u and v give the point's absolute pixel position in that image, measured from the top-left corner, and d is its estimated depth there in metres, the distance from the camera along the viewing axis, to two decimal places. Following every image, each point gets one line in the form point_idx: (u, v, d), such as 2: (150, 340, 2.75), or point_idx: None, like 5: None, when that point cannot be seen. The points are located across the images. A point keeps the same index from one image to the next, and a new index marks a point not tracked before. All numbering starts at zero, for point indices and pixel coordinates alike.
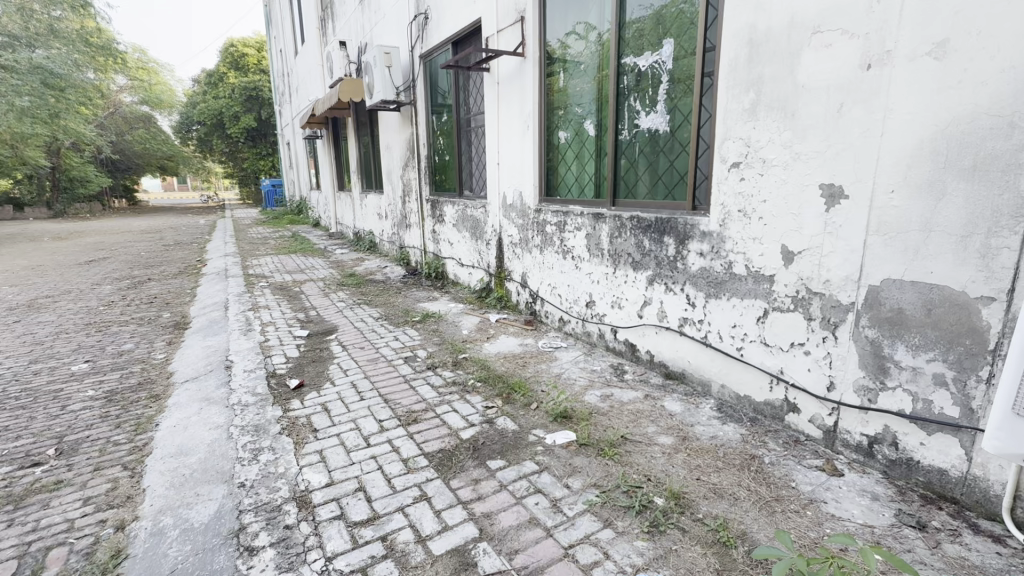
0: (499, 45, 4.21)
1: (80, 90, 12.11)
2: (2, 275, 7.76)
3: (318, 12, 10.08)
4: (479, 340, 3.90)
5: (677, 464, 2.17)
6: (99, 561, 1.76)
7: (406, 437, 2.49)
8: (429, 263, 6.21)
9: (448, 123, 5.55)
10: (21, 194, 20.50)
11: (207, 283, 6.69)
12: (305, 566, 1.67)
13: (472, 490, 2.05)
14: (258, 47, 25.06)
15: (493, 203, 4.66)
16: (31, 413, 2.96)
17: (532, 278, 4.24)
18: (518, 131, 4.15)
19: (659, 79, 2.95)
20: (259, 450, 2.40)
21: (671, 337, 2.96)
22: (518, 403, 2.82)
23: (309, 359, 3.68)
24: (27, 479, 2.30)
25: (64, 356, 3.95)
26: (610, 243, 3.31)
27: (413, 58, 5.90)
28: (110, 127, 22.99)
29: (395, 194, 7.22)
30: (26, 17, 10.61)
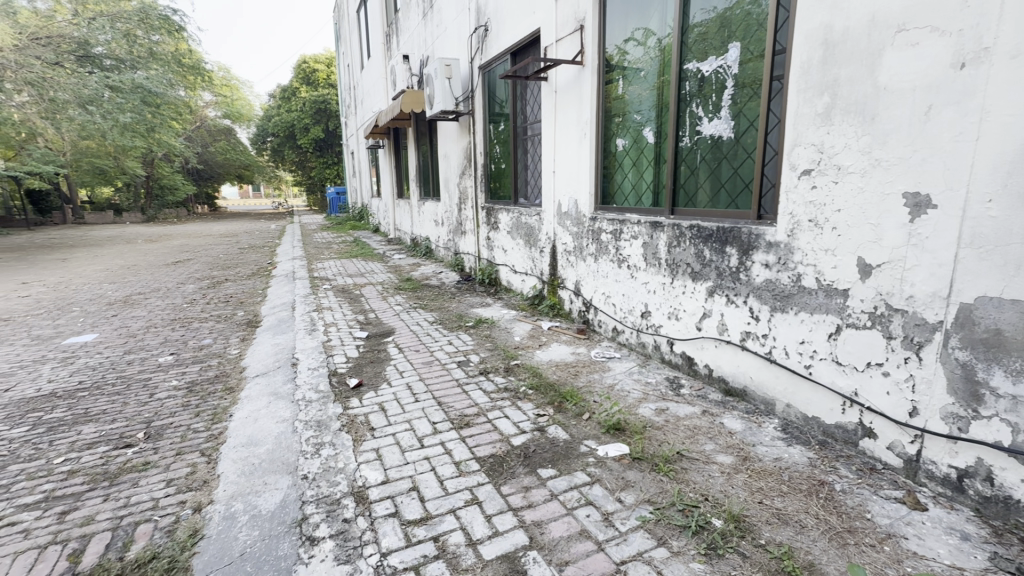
0: (558, 53, 4.23)
1: (172, 107, 13.31)
2: (104, 272, 8.78)
3: (384, 27, 10.55)
4: (531, 347, 3.91)
5: (737, 486, 2.07)
6: (179, 539, 1.91)
7: (458, 441, 2.53)
8: (483, 269, 6.30)
9: (504, 131, 5.63)
10: (121, 201, 22.82)
11: (277, 284, 7.14)
12: (362, 560, 1.73)
13: (523, 497, 2.05)
14: (327, 63, 26.40)
15: (548, 210, 4.67)
16: (125, 399, 3.28)
17: (586, 287, 4.21)
18: (574, 139, 4.14)
19: (723, 83, 2.85)
20: (321, 445, 2.53)
21: (732, 351, 2.84)
22: (570, 412, 2.80)
23: (367, 359, 3.83)
24: (120, 458, 2.54)
25: (153, 348, 4.34)
26: (668, 252, 3.22)
27: (473, 69, 6.05)
28: (196, 139, 25.12)
29: (452, 201, 7.39)
30: (131, 42, 11.68)
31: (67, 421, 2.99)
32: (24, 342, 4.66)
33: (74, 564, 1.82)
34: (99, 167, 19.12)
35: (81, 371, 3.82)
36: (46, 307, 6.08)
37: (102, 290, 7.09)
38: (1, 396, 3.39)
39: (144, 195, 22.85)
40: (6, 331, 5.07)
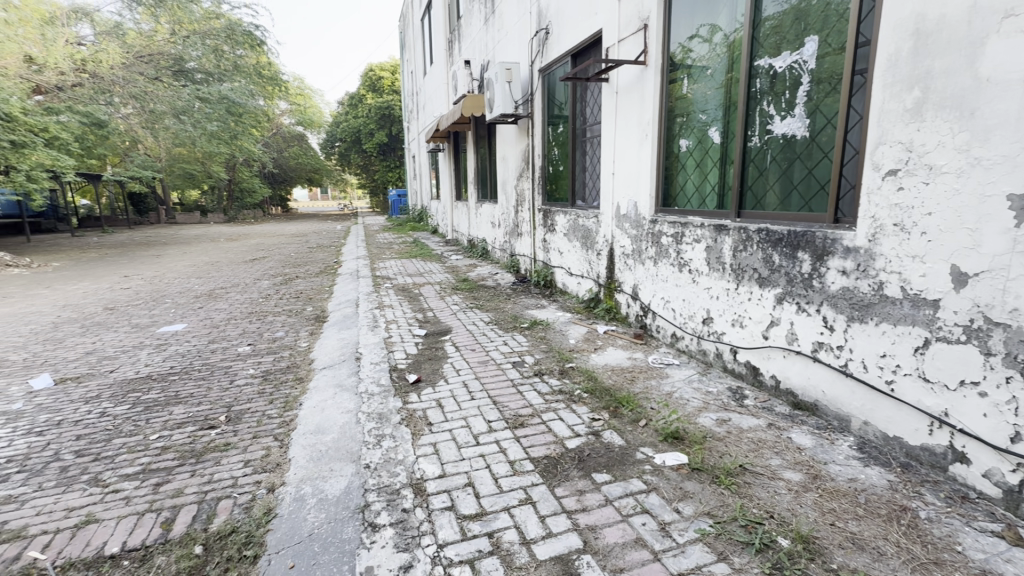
0: (619, 53, 4.17)
1: (253, 115, 14.36)
2: (191, 268, 9.51)
3: (447, 34, 10.84)
4: (586, 350, 3.88)
5: (806, 505, 1.95)
6: (255, 515, 2.07)
7: (512, 440, 2.56)
8: (539, 271, 6.31)
9: (563, 134, 5.62)
10: (207, 203, 24.84)
11: (342, 282, 7.52)
12: (420, 549, 1.80)
13: (577, 500, 2.04)
14: (392, 70, 27.27)
15: (606, 212, 4.61)
16: (210, 384, 3.58)
17: (644, 291, 4.11)
18: (635, 140, 4.07)
19: (798, 80, 2.70)
20: (382, 436, 2.64)
21: (802, 362, 2.69)
22: (626, 418, 2.75)
23: (426, 356, 3.95)
24: (205, 438, 2.78)
25: (232, 338, 4.71)
26: (733, 257, 3.09)
27: (533, 72, 6.09)
28: (273, 145, 26.88)
29: (509, 204, 7.47)
30: (218, 57, 12.83)
31: (160, 401, 3.31)
32: (126, 329, 5.20)
33: (166, 531, 2.01)
34: (189, 172, 20.92)
35: (172, 357, 4.21)
36: (144, 299, 6.74)
37: (190, 285, 7.77)
38: (107, 377, 3.80)
39: (226, 198, 24.77)
40: (112, 318, 5.68)
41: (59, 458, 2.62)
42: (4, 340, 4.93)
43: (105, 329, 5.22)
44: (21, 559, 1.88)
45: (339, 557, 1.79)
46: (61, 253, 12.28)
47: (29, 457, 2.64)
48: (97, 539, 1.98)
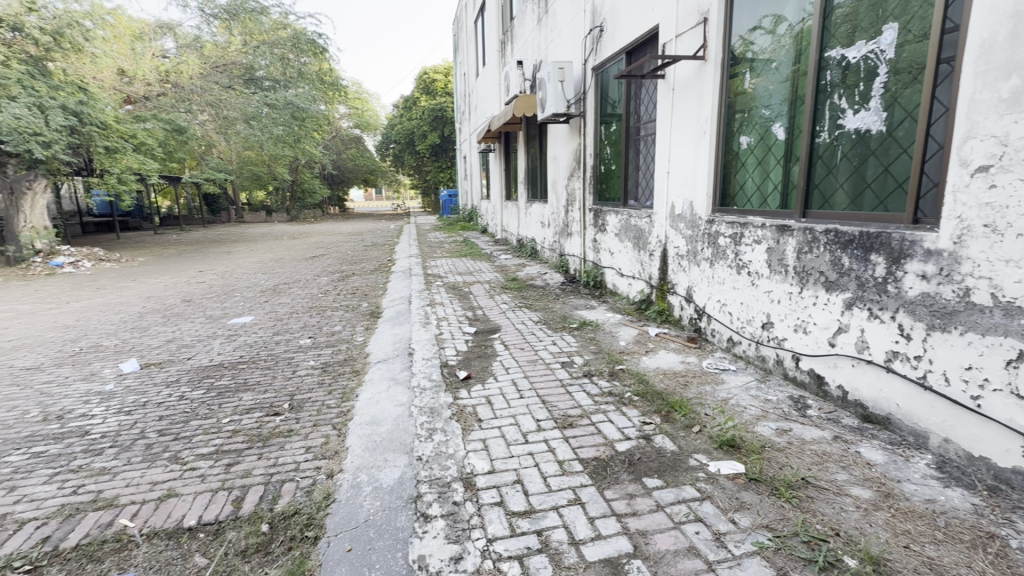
0: (676, 49, 4.07)
1: (315, 120, 15.04)
2: (258, 265, 10.06)
3: (500, 35, 10.94)
4: (636, 352, 3.81)
5: (876, 524, 1.83)
6: (315, 499, 2.18)
7: (561, 440, 2.56)
8: (589, 271, 6.25)
9: (616, 132, 5.54)
10: (273, 203, 26.34)
11: (395, 279, 7.76)
12: (469, 542, 1.83)
13: (627, 504, 2.01)
14: (446, 71, 27.63)
15: (660, 212, 4.51)
16: (275, 373, 3.81)
17: (699, 293, 3.98)
18: (692, 138, 3.95)
19: (874, 71, 2.53)
20: (434, 430, 2.71)
21: (873, 372, 2.52)
22: (678, 423, 2.68)
23: (475, 353, 4.01)
24: (271, 424, 2.95)
25: (295, 331, 4.97)
26: (797, 259, 2.94)
27: (587, 71, 6.04)
28: (332, 147, 28.07)
29: (559, 203, 7.45)
30: (284, 65, 13.55)
31: (231, 388, 3.55)
32: (201, 320, 5.61)
33: (236, 509, 2.15)
34: (256, 173, 22.21)
35: (241, 347, 4.50)
36: (216, 292, 7.23)
37: (257, 280, 8.26)
38: (185, 363, 4.13)
39: (289, 198, 26.13)
40: (188, 310, 6.14)
41: (144, 436, 2.88)
42: (98, 327, 5.45)
43: (183, 319, 5.65)
44: (114, 525, 2.08)
45: (393, 544, 1.86)
46: (147, 249, 13.43)
47: (120, 434, 2.91)
48: (176, 512, 2.15)
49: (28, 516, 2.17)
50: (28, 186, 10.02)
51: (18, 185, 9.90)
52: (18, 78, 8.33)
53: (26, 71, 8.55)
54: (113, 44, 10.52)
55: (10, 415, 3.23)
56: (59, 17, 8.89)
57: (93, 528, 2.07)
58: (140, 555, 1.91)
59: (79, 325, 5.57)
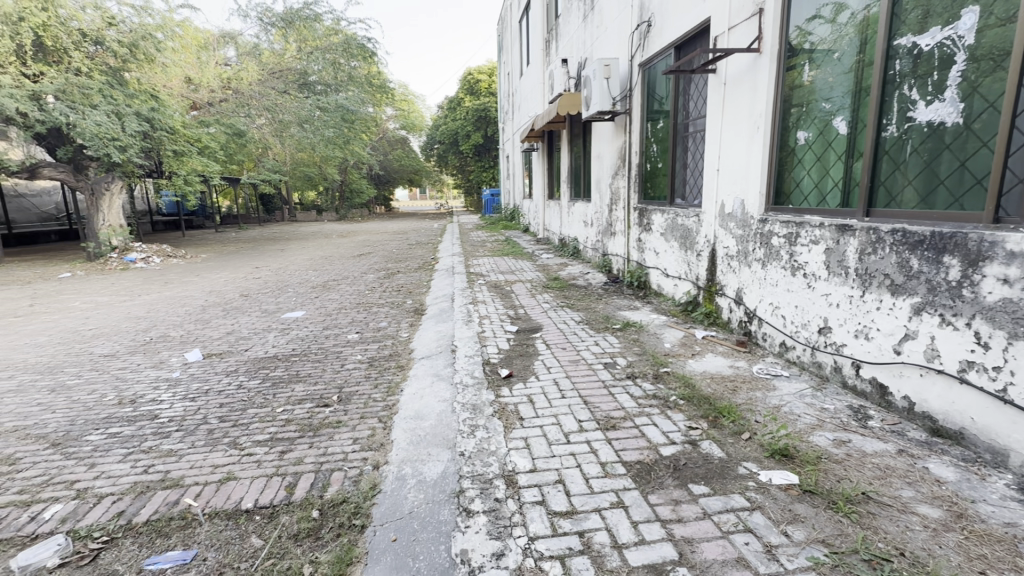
0: (729, 42, 3.92)
1: (363, 121, 15.52)
2: (309, 262, 10.48)
3: (545, 34, 10.91)
4: (682, 355, 3.71)
5: (946, 546, 1.70)
6: (362, 489, 2.26)
7: (604, 442, 2.52)
8: (633, 271, 6.14)
9: (663, 129, 5.41)
10: (323, 203, 27.41)
11: (438, 277, 7.91)
12: (511, 539, 1.84)
13: (672, 510, 1.96)
14: (490, 71, 27.76)
15: (709, 211, 4.37)
16: (325, 366, 3.97)
17: (749, 296, 3.83)
18: (744, 134, 3.80)
19: (950, 59, 2.36)
20: (476, 426, 2.74)
21: (944, 383, 2.34)
22: (727, 429, 2.59)
23: (517, 352, 4.02)
24: (321, 414, 3.08)
25: (343, 326, 5.15)
26: (860, 260, 2.77)
27: (633, 67, 5.93)
28: (380, 148, 28.86)
29: (603, 202, 7.35)
30: (335, 69, 14.06)
31: (284, 379, 3.73)
32: (257, 314, 5.92)
33: (289, 494, 2.25)
34: (308, 174, 23.18)
35: (293, 340, 4.71)
36: (271, 287, 7.60)
37: (308, 276, 8.62)
38: (243, 354, 4.36)
39: (339, 198, 27.08)
40: (246, 304, 6.48)
41: (207, 422, 3.06)
42: (166, 318, 5.85)
43: (241, 313, 5.98)
44: (179, 504, 2.23)
45: (436, 537, 1.90)
46: (209, 246, 14.28)
47: (185, 419, 3.11)
48: (235, 494, 2.28)
49: (106, 491, 2.36)
50: (106, 188, 10.84)
51: (97, 187, 10.74)
52: (99, 88, 9.13)
53: (106, 81, 9.31)
54: (181, 54, 11.24)
55: (91, 398, 3.52)
56: (135, 30, 9.59)
57: (161, 505, 2.22)
58: (203, 533, 2.04)
59: (150, 317, 5.99)
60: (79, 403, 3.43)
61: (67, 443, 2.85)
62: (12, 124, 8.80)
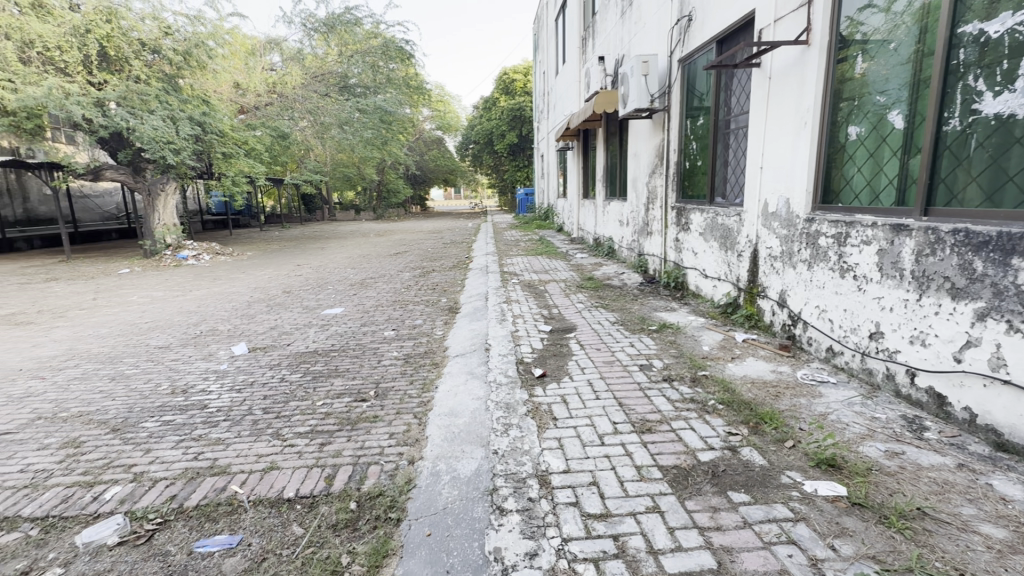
0: (775, 35, 3.78)
1: (401, 122, 15.80)
2: (347, 261, 10.77)
3: (581, 31, 10.82)
4: (721, 358, 3.61)
5: (1011, 570, 1.59)
6: (398, 483, 2.30)
7: (639, 444, 2.48)
8: (670, 271, 6.02)
9: (703, 126, 5.27)
10: (361, 203, 28.11)
11: (472, 276, 7.97)
12: (545, 539, 1.84)
13: (711, 517, 1.91)
14: (526, 70, 27.70)
15: (751, 210, 4.22)
16: (362, 361, 4.07)
17: (794, 298, 3.68)
18: (790, 130, 3.65)
19: (1021, 46, 2.20)
20: (509, 425, 2.74)
21: (1011, 395, 2.19)
22: (769, 436, 2.50)
23: (551, 351, 4.01)
24: (359, 409, 3.15)
25: (380, 323, 5.26)
26: (916, 262, 2.62)
27: (673, 63, 5.81)
28: (416, 149, 29.34)
29: (639, 201, 7.23)
30: (375, 71, 14.36)
31: (324, 373, 3.84)
32: (299, 310, 6.14)
33: (328, 485, 2.32)
34: (347, 175, 23.84)
35: (333, 336, 4.85)
36: (312, 285, 7.84)
37: (346, 274, 8.84)
38: (286, 349, 4.53)
39: (376, 198, 27.68)
40: (288, 300, 6.71)
41: (252, 412, 3.20)
42: (215, 313, 6.14)
43: (284, 309, 6.20)
44: (226, 490, 2.33)
45: (470, 534, 1.91)
46: (253, 245, 14.86)
47: (232, 410, 3.25)
48: (278, 483, 2.36)
49: (160, 475, 2.50)
50: (161, 189, 11.41)
51: (154, 188, 11.35)
52: (156, 95, 9.66)
53: (162, 87, 9.84)
54: (230, 60, 11.74)
55: (147, 387, 3.73)
56: (189, 39, 10.10)
57: (210, 491, 2.33)
58: (248, 519, 2.12)
59: (199, 311, 6.29)
60: (136, 391, 3.65)
61: (125, 429, 3.03)
62: (79, 129, 9.44)
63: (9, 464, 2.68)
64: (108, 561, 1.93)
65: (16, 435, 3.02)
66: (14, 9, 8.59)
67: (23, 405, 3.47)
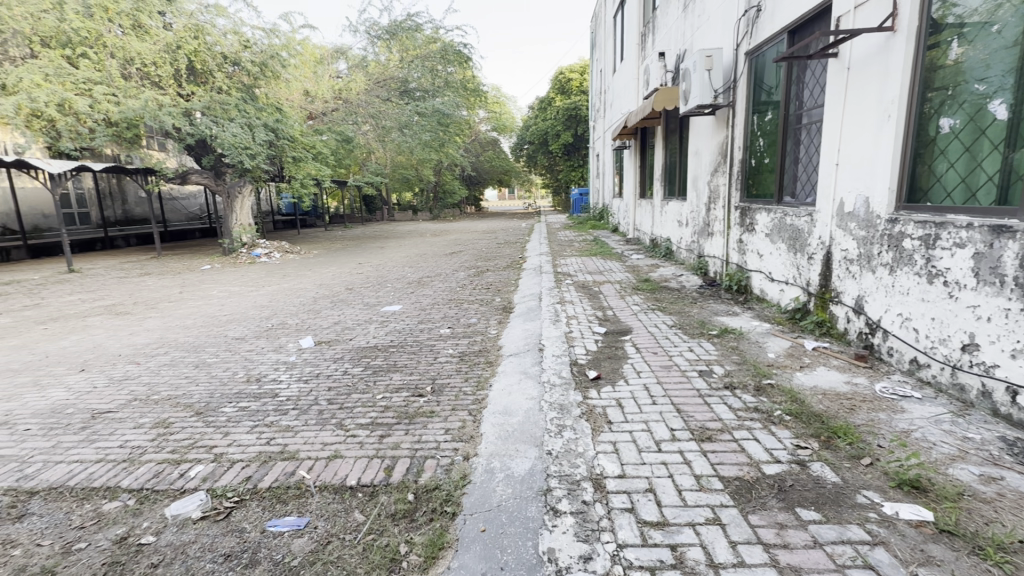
0: (855, 21, 3.53)
1: (458, 124, 16.13)
2: (405, 260, 11.13)
3: (641, 27, 10.59)
4: (789, 366, 3.41)
5: None
6: (453, 478, 2.35)
7: (698, 453, 2.40)
8: (732, 274, 5.77)
9: (772, 121, 5.00)
10: (419, 203, 28.96)
11: (526, 275, 8.00)
12: (599, 543, 1.82)
13: (777, 534, 1.82)
14: (582, 69, 27.43)
15: (825, 210, 3.96)
16: (420, 357, 4.20)
17: (873, 304, 3.42)
18: (871, 124, 3.39)
19: None
20: (563, 427, 2.73)
21: None
22: (843, 452, 2.34)
23: (606, 354, 3.95)
24: (416, 403, 3.26)
25: (436, 321, 5.40)
26: (1021, 267, 2.35)
27: (739, 56, 5.56)
28: (472, 150, 29.82)
29: (700, 201, 6.97)
30: (433, 75, 14.75)
31: (383, 368, 4.00)
32: (361, 306, 6.42)
33: (388, 476, 2.41)
34: (405, 176, 24.65)
35: (392, 332, 5.03)
36: (372, 282, 8.18)
37: (405, 273, 9.14)
38: (348, 343, 4.75)
39: (433, 198, 28.38)
40: (350, 297, 7.04)
41: (318, 403, 3.38)
42: (285, 307, 6.53)
43: (347, 305, 6.50)
44: (295, 475, 2.48)
45: (524, 532, 1.93)
46: (319, 244, 15.68)
47: (300, 399, 3.45)
48: (341, 471, 2.48)
49: (237, 457, 2.69)
50: (239, 191, 12.29)
51: (232, 190, 12.25)
52: (236, 104, 10.42)
53: (241, 97, 10.62)
54: (301, 69, 12.46)
55: (226, 375, 4.03)
56: (265, 51, 10.86)
57: (280, 474, 2.49)
58: (314, 504, 2.25)
59: (271, 306, 6.72)
60: (216, 378, 3.96)
61: (207, 413, 3.29)
62: (170, 137, 10.38)
63: (111, 439, 2.98)
64: (192, 533, 2.10)
65: (117, 414, 3.35)
66: (118, 30, 9.57)
67: (122, 387, 3.85)
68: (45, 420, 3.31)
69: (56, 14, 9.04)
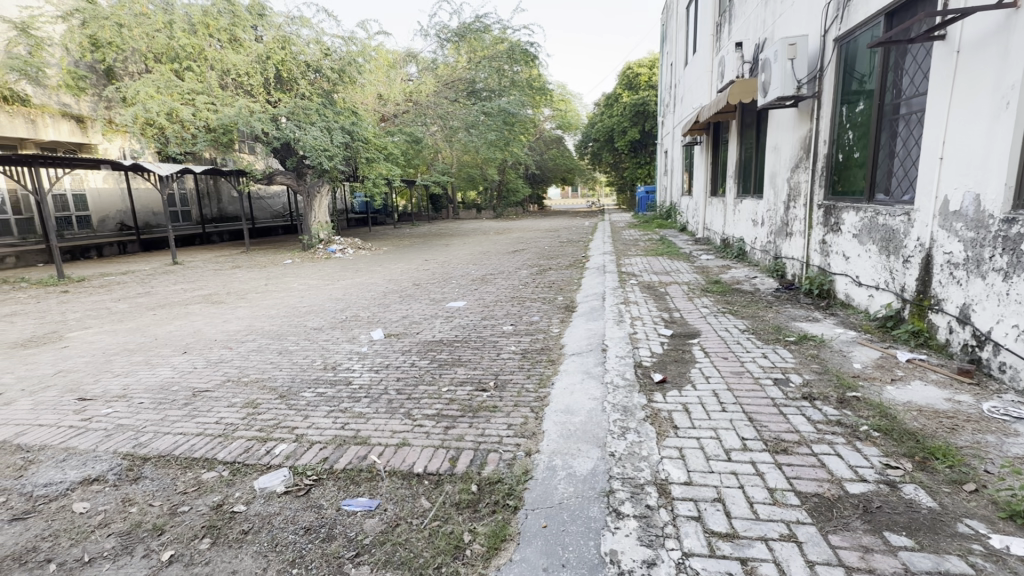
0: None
1: (523, 123, 16.21)
2: (470, 256, 11.37)
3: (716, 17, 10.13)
4: (878, 378, 3.14)
5: None
6: (516, 472, 2.39)
7: (772, 465, 2.28)
8: (813, 277, 5.38)
9: (863, 112, 4.61)
10: (483, 202, 29.41)
11: (589, 275, 7.91)
12: (664, 550, 1.78)
13: (861, 558, 1.69)
14: (651, 63, 26.57)
15: (925, 209, 3.60)
16: (483, 353, 4.28)
17: (981, 314, 3.07)
18: (985, 113, 3.04)
19: None
20: (626, 429, 2.69)
21: None
22: (941, 475, 2.12)
23: (672, 357, 3.84)
24: (480, 398, 3.34)
25: (499, 318, 5.48)
26: None
27: (826, 43, 5.18)
28: (536, 149, 29.79)
29: (778, 198, 6.57)
30: (500, 75, 14.93)
31: (447, 362, 4.12)
32: (427, 301, 6.64)
33: (452, 466, 2.49)
34: (470, 175, 25.08)
35: (456, 328, 5.16)
36: (438, 279, 8.42)
37: (469, 270, 9.33)
38: (416, 337, 4.94)
39: (497, 197, 28.68)
40: (417, 292, 7.30)
41: (387, 392, 3.55)
42: (357, 301, 6.89)
43: (415, 300, 6.75)
44: (367, 459, 2.62)
45: (586, 532, 1.93)
46: (388, 240, 16.37)
47: (371, 388, 3.64)
48: (409, 459, 2.60)
49: (315, 439, 2.89)
50: (318, 190, 13.11)
51: (312, 190, 13.07)
52: (317, 109, 11.10)
53: (322, 102, 11.28)
54: (375, 74, 13.06)
55: (305, 362, 4.33)
56: (343, 58, 11.55)
57: (354, 458, 2.64)
58: (384, 488, 2.37)
59: (345, 299, 7.12)
60: (297, 365, 4.26)
61: (290, 397, 3.56)
62: (259, 141, 11.24)
63: (208, 416, 3.31)
64: (277, 505, 2.29)
65: (213, 393, 3.71)
66: (217, 44, 10.51)
67: (217, 369, 4.25)
68: (155, 395, 3.73)
69: (167, 32, 10.11)
